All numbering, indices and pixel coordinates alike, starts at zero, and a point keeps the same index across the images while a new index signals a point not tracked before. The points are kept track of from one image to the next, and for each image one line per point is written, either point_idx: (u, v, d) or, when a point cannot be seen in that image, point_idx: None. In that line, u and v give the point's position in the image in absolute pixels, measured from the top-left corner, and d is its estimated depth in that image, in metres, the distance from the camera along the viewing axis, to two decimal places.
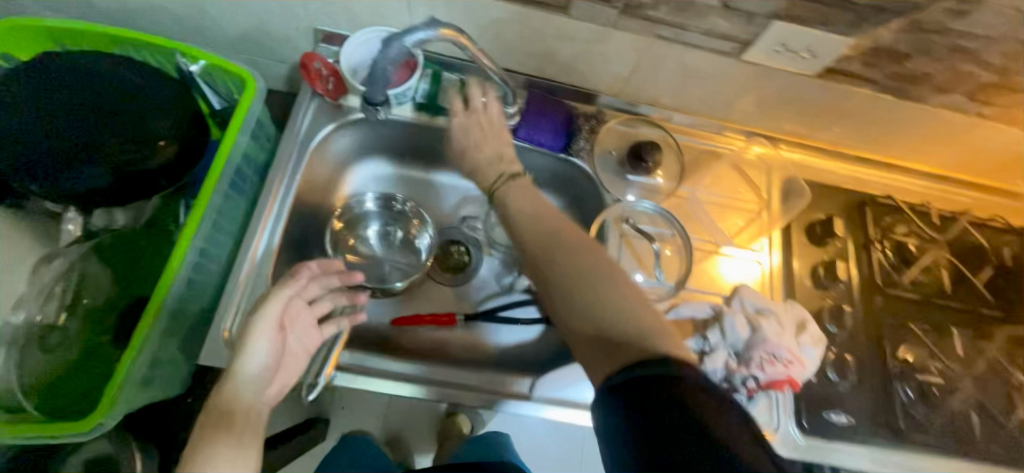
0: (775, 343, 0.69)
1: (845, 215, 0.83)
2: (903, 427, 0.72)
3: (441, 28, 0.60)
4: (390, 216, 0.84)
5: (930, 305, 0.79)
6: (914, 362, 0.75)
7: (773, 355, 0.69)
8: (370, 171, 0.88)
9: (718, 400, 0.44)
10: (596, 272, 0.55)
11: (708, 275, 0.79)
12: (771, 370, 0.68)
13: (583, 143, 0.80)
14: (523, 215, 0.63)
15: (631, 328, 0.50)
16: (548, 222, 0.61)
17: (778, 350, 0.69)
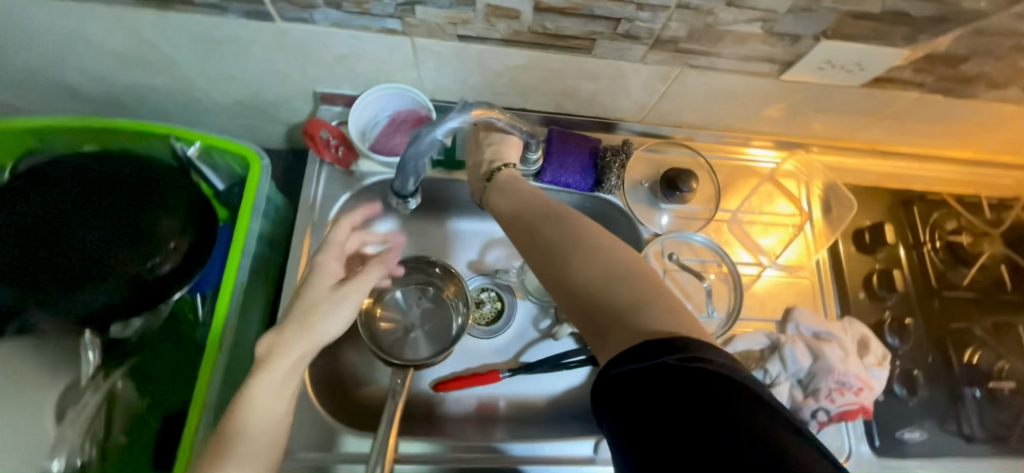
0: (841, 368, 0.66)
1: (891, 217, 0.79)
2: (975, 435, 0.69)
3: (473, 110, 0.55)
4: (423, 278, 0.80)
5: (991, 302, 0.75)
6: (981, 364, 0.72)
7: (842, 384, 0.65)
8: (389, 228, 0.84)
9: (733, 386, 0.37)
10: (583, 244, 0.47)
11: (758, 300, 0.75)
12: (840, 398, 0.65)
13: (614, 180, 0.75)
14: (530, 212, 0.54)
15: (628, 305, 0.43)
16: (531, 207, 0.54)
17: (845, 375, 0.66)
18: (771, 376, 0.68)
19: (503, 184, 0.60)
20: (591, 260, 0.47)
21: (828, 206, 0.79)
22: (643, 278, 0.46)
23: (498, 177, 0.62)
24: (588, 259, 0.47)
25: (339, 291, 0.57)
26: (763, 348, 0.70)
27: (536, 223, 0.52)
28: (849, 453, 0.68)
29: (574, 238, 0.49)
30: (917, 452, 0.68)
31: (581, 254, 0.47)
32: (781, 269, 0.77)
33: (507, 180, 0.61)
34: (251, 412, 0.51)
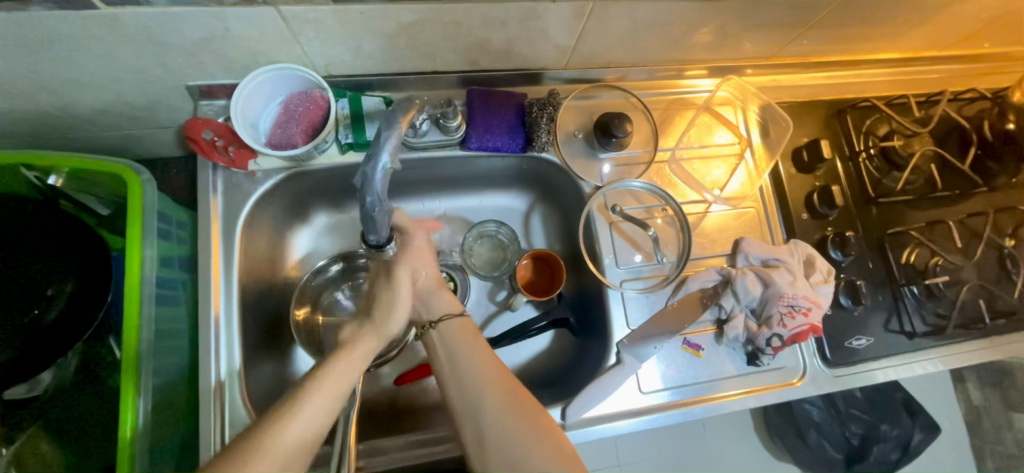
0: (790, 292, 0.66)
1: (826, 130, 0.79)
2: (916, 330, 0.73)
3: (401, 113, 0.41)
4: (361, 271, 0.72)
5: (921, 201, 0.77)
6: (919, 263, 0.74)
7: (792, 307, 0.65)
8: (319, 226, 0.76)
9: None
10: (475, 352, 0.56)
11: (711, 237, 0.74)
12: (792, 322, 0.65)
13: (545, 137, 0.69)
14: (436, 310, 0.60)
15: None
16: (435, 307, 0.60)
17: (795, 298, 0.66)
18: (724, 311, 0.68)
19: (450, 343, 0.57)
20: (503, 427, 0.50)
21: (766, 130, 0.77)
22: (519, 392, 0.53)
23: (443, 343, 0.57)
24: (495, 421, 0.50)
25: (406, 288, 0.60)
26: (715, 285, 0.70)
27: (471, 372, 0.54)
28: (803, 370, 0.71)
29: (498, 403, 0.51)
30: (866, 357, 0.71)
31: (493, 417, 0.50)
32: (727, 202, 0.75)
33: (455, 341, 0.57)
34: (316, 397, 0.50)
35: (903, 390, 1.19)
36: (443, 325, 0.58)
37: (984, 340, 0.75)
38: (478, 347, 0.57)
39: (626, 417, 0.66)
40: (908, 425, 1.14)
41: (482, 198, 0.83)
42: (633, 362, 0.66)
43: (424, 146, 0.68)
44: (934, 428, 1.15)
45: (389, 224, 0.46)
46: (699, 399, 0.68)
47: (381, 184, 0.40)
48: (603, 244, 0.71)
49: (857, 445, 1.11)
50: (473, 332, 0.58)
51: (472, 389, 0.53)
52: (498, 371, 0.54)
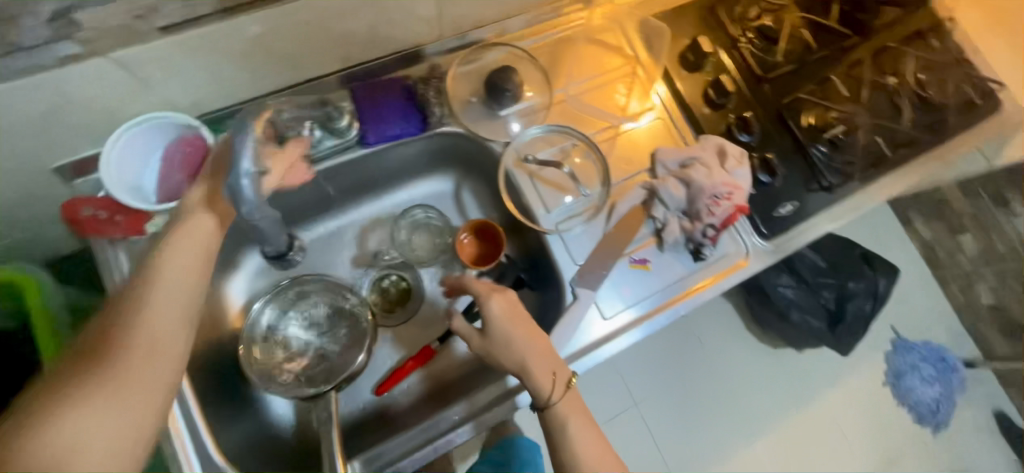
0: (709, 184, 0.69)
1: (705, 26, 0.81)
2: (833, 183, 0.77)
3: (250, 125, 0.53)
4: (302, 301, 0.74)
5: (806, 66, 0.81)
6: (817, 123, 0.79)
7: (714, 196, 0.68)
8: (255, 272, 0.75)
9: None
10: (584, 428, 0.61)
11: (627, 156, 0.75)
12: (718, 211, 0.68)
13: (437, 110, 0.70)
14: (541, 370, 0.61)
15: None
16: (541, 369, 0.61)
17: (715, 189, 0.68)
18: (658, 221, 0.71)
19: (564, 425, 0.61)
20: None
21: (648, 42, 0.79)
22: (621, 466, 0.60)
23: (558, 422, 0.61)
24: None
25: (511, 343, 0.61)
26: (644, 200, 0.73)
27: (588, 462, 0.59)
28: (746, 250, 0.74)
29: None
30: (796, 221, 0.75)
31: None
32: (632, 120, 0.77)
33: (569, 422, 0.61)
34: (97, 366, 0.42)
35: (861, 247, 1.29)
36: (558, 404, 0.61)
37: (897, 174, 0.80)
38: (588, 428, 0.61)
39: (596, 346, 0.68)
40: (871, 275, 1.23)
41: (409, 190, 0.82)
42: (586, 294, 0.68)
43: (325, 155, 0.67)
44: (894, 270, 1.24)
45: (273, 226, 0.66)
46: (658, 309, 0.70)
47: (252, 195, 0.54)
48: (529, 195, 0.71)
49: (834, 308, 1.22)
50: (582, 410, 0.62)
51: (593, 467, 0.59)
52: (606, 462, 0.60)
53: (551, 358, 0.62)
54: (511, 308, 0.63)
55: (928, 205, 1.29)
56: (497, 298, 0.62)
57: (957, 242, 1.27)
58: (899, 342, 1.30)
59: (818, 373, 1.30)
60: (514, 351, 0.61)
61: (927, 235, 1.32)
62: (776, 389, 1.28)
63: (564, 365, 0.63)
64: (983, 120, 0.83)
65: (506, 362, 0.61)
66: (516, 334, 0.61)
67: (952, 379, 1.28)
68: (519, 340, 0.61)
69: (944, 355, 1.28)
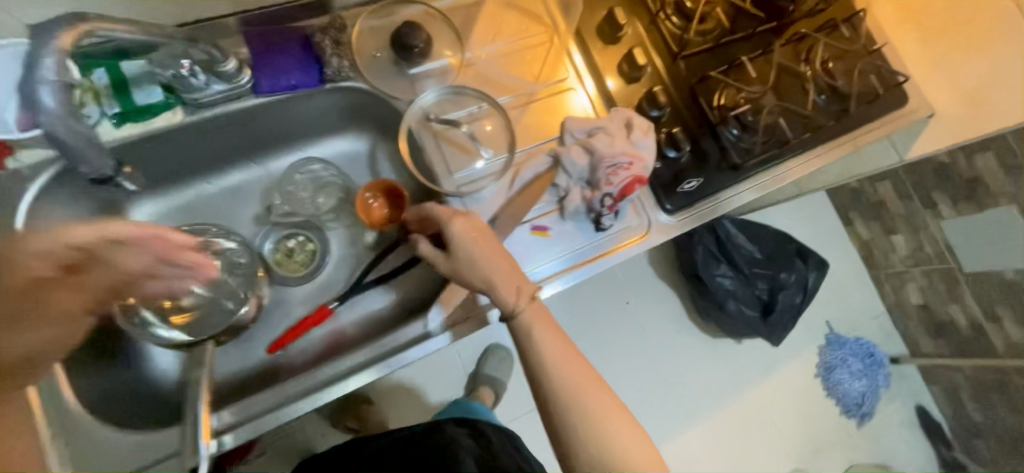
0: (608, 153, 0.70)
1: (625, 0, 0.81)
2: (738, 162, 0.78)
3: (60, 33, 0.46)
4: None
5: (720, 47, 0.83)
6: (727, 102, 0.79)
7: (613, 165, 0.69)
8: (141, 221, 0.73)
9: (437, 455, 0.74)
10: (553, 337, 0.62)
11: (536, 123, 0.75)
12: (615, 180, 0.69)
13: (336, 62, 0.67)
14: (505, 284, 0.62)
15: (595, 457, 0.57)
16: (506, 282, 0.62)
17: (613, 158, 0.69)
18: (561, 189, 0.72)
19: (530, 331, 0.62)
20: (581, 419, 0.58)
21: (569, 9, 0.78)
22: (585, 369, 0.61)
23: (523, 329, 0.62)
24: (575, 399, 0.59)
25: (471, 261, 0.62)
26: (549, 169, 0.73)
27: (556, 364, 0.60)
28: (648, 225, 0.76)
29: (575, 381, 0.60)
30: (698, 197, 0.76)
31: (574, 404, 0.58)
32: (545, 88, 0.77)
33: (535, 329, 0.61)
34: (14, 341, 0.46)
35: (796, 243, 1.45)
36: (523, 312, 0.62)
37: (800, 159, 0.82)
38: (554, 335, 0.62)
39: (487, 310, 0.68)
40: (801, 269, 1.41)
41: (321, 148, 0.80)
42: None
43: (213, 102, 0.63)
44: (822, 265, 1.43)
45: (95, 152, 0.54)
46: (554, 275, 0.72)
47: (54, 105, 0.48)
48: (431, 155, 0.70)
49: (767, 298, 1.38)
50: (549, 320, 0.63)
51: (557, 371, 0.60)
52: (574, 365, 0.61)
53: (518, 276, 0.63)
54: (473, 226, 0.63)
55: (867, 206, 1.43)
56: (460, 218, 0.63)
57: (891, 241, 1.41)
58: (833, 338, 1.47)
59: (752, 361, 1.44)
60: (474, 269, 0.62)
61: (866, 234, 1.49)
62: (716, 378, 1.41)
63: (530, 281, 0.63)
64: (883, 115, 0.87)
65: (471, 277, 0.62)
66: (477, 250, 0.62)
67: (876, 373, 1.46)
68: (481, 257, 0.61)
69: (871, 351, 1.47)
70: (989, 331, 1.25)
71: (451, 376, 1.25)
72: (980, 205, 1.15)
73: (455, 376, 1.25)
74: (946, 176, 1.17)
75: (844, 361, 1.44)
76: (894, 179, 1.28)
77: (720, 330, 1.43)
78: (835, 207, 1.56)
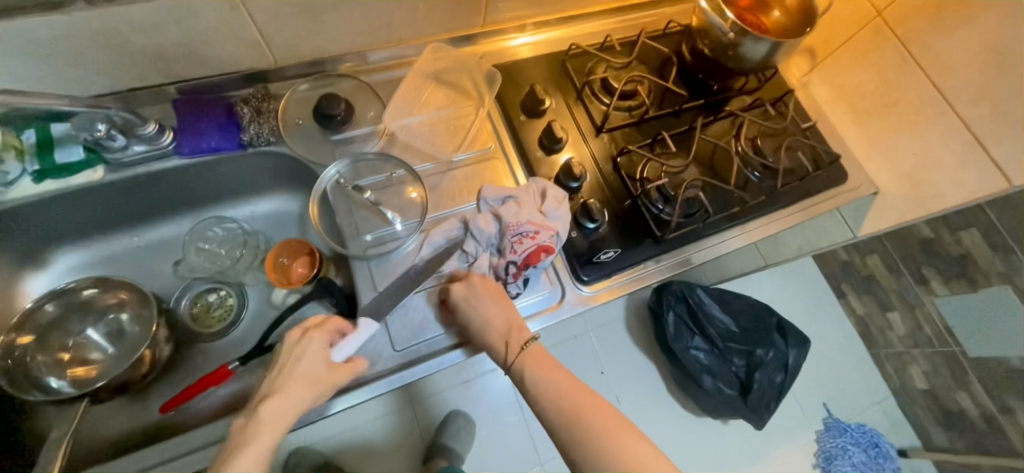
0: (516, 221, 0.69)
1: (551, 78, 0.86)
2: (659, 234, 0.77)
3: None
4: (91, 311, 0.71)
5: (645, 122, 0.85)
6: (649, 175, 0.80)
7: (518, 233, 0.68)
8: (55, 274, 0.75)
9: None
10: (554, 370, 0.65)
11: (454, 188, 0.76)
12: (521, 248, 0.68)
13: (253, 128, 0.71)
14: (495, 334, 0.66)
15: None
16: (500, 328, 0.66)
17: (519, 226, 0.69)
18: (469, 255, 0.71)
19: (526, 377, 0.65)
20: (587, 446, 0.59)
21: (494, 84, 0.82)
22: (590, 398, 0.62)
23: (521, 376, 0.65)
24: (579, 429, 0.60)
25: (473, 318, 0.66)
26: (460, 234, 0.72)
27: (554, 397, 0.63)
28: (562, 295, 0.74)
29: (579, 413, 0.61)
30: (615, 268, 0.75)
31: (580, 434, 0.59)
32: (466, 154, 0.79)
33: (528, 373, 0.65)
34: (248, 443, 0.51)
35: (777, 316, 1.33)
36: (516, 362, 0.65)
37: (724, 234, 0.81)
38: (551, 372, 0.65)
39: (379, 378, 0.66)
40: (781, 345, 1.30)
41: (253, 207, 0.83)
42: (371, 326, 0.62)
43: (134, 161, 0.67)
44: (804, 341, 1.30)
45: None
46: (458, 344, 0.69)
47: None
48: (340, 218, 0.71)
49: (744, 377, 1.27)
50: (544, 361, 0.65)
51: (558, 405, 0.62)
52: (576, 393, 0.63)
53: (509, 329, 0.66)
54: (482, 285, 0.67)
55: (858, 279, 1.36)
56: (461, 281, 0.68)
57: (888, 319, 1.33)
58: (832, 423, 1.33)
59: (738, 446, 1.32)
60: (474, 329, 0.66)
61: (861, 309, 1.41)
62: (697, 462, 1.30)
63: (523, 330, 0.66)
64: (827, 187, 0.86)
65: (472, 336, 0.67)
66: (485, 305, 0.66)
67: (882, 466, 1.30)
68: (481, 317, 0.65)
69: (876, 441, 1.32)
70: (1004, 423, 1.12)
71: (409, 443, 1.19)
72: (973, 284, 1.08)
73: (411, 445, 1.19)
74: (934, 253, 1.11)
75: (846, 449, 1.28)
76: (883, 253, 1.24)
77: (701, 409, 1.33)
78: (827, 278, 1.49)
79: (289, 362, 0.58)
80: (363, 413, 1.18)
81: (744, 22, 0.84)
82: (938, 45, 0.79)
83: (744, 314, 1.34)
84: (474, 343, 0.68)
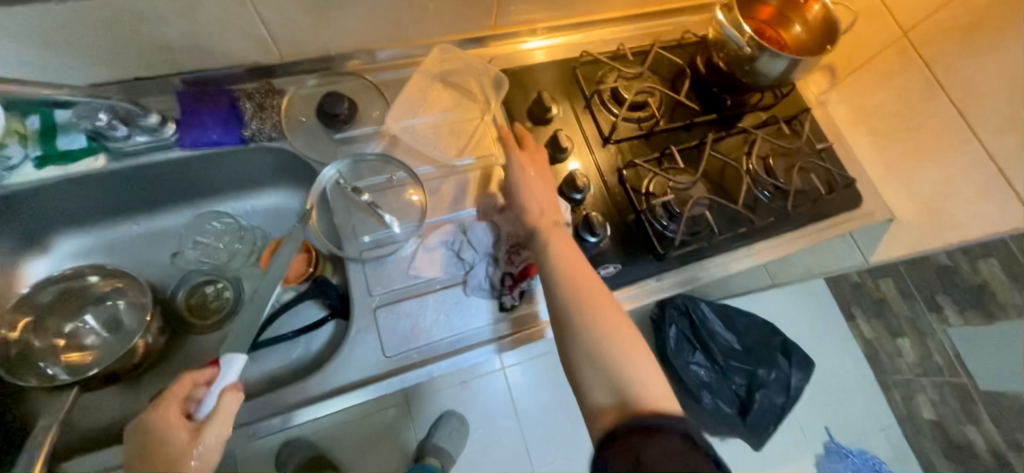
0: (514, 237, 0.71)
1: (560, 85, 0.84)
2: (661, 252, 0.75)
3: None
4: (88, 298, 0.72)
5: (654, 135, 0.83)
6: (655, 189, 0.78)
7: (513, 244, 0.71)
8: (55, 259, 0.75)
9: None
10: (572, 254, 0.62)
11: (456, 193, 0.75)
12: (515, 264, 0.70)
13: (255, 124, 0.71)
14: (534, 204, 0.66)
15: (603, 360, 0.53)
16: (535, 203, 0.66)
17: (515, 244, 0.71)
18: (466, 263, 0.71)
19: (548, 247, 0.62)
20: (583, 318, 0.56)
21: (502, 89, 0.81)
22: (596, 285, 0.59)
23: (542, 245, 0.63)
24: (577, 300, 0.57)
25: (517, 195, 0.67)
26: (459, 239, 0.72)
27: (571, 278, 0.59)
28: None
29: (582, 290, 0.58)
30: (613, 284, 0.73)
31: (586, 317, 0.55)
32: (469, 159, 0.77)
33: (552, 245, 0.62)
34: None
35: (781, 336, 1.31)
36: (542, 230, 0.64)
37: (730, 253, 0.79)
38: (572, 254, 0.62)
39: (367, 383, 0.65)
40: (784, 367, 1.26)
41: (254, 200, 0.83)
42: (238, 361, 0.57)
43: (136, 151, 0.67)
44: (809, 365, 1.27)
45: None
46: (447, 352, 0.68)
47: None
48: (337, 217, 0.71)
49: (744, 395, 1.24)
50: (569, 243, 0.63)
51: (565, 276, 0.59)
52: (591, 285, 0.59)
53: (550, 211, 0.67)
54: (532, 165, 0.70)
55: (869, 302, 1.32)
56: (523, 155, 0.70)
57: (898, 345, 1.29)
58: (833, 448, 1.31)
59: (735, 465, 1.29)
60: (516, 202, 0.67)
61: (871, 333, 1.36)
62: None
63: (557, 213, 0.67)
64: (841, 211, 0.83)
65: (514, 205, 0.67)
66: (530, 187, 0.68)
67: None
68: (526, 191, 0.67)
69: (877, 468, 1.28)
70: (1013, 462, 1.07)
71: (403, 440, 1.19)
72: (988, 316, 1.03)
73: (405, 442, 1.19)
74: (949, 281, 1.06)
75: None
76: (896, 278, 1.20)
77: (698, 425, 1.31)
78: (837, 299, 1.45)
79: (148, 446, 0.51)
80: (358, 408, 1.17)
81: (762, 37, 0.83)
82: (967, 70, 0.75)
83: (748, 332, 1.31)
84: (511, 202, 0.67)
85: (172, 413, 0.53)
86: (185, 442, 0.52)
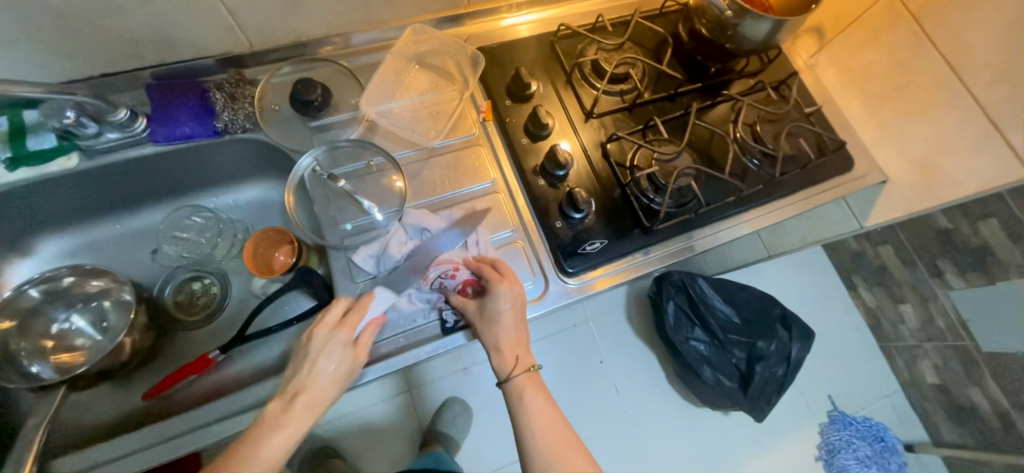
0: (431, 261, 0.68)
1: (540, 60, 0.82)
2: (648, 225, 0.74)
3: None
4: (73, 299, 0.72)
5: (637, 107, 0.81)
6: (640, 162, 0.77)
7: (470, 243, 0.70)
8: (33, 264, 0.75)
9: None
10: (545, 403, 0.66)
11: (437, 176, 0.74)
12: (446, 288, 0.67)
13: (228, 115, 0.69)
14: (505, 340, 0.65)
15: None
16: (507, 345, 0.65)
17: (436, 267, 0.67)
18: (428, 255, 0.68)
19: (521, 396, 0.66)
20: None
21: (479, 67, 0.79)
22: (565, 433, 0.64)
23: (516, 393, 0.66)
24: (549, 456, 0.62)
25: (490, 319, 0.64)
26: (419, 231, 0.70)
27: (541, 429, 0.63)
28: (545, 286, 0.71)
29: (553, 444, 0.63)
30: (600, 260, 0.72)
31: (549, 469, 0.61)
32: (448, 141, 0.76)
33: (526, 393, 0.65)
34: (267, 448, 0.55)
35: (781, 306, 1.30)
36: (516, 378, 0.66)
37: (719, 224, 0.77)
38: (544, 401, 0.66)
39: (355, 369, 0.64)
40: (784, 338, 1.25)
41: (236, 194, 0.83)
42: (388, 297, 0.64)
43: (108, 147, 0.66)
44: (809, 335, 1.25)
45: None
46: (434, 335, 0.67)
47: None
48: (316, 207, 0.70)
49: (744, 369, 1.23)
50: (542, 387, 0.67)
51: (538, 432, 0.63)
52: (559, 433, 0.64)
53: (523, 346, 0.66)
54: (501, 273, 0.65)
55: (870, 270, 1.30)
56: (507, 285, 0.64)
57: (899, 311, 1.28)
58: (836, 416, 1.30)
59: (739, 438, 1.30)
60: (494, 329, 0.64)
61: (872, 301, 1.35)
62: (696, 452, 1.28)
63: (530, 353, 0.67)
64: (832, 174, 0.82)
65: (487, 335, 0.65)
66: (505, 316, 0.64)
67: (887, 461, 1.26)
68: (501, 322, 0.64)
69: (881, 435, 1.27)
70: (1018, 421, 1.07)
71: (406, 428, 1.19)
72: (989, 276, 1.02)
73: (407, 430, 1.19)
74: (948, 244, 1.05)
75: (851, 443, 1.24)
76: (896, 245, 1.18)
77: (699, 400, 1.31)
78: (838, 268, 1.44)
79: (307, 361, 0.58)
80: (360, 399, 1.18)
81: None
82: (958, 22, 0.73)
83: (747, 306, 1.30)
84: (483, 338, 0.65)
85: (340, 338, 0.59)
86: (330, 374, 0.58)
